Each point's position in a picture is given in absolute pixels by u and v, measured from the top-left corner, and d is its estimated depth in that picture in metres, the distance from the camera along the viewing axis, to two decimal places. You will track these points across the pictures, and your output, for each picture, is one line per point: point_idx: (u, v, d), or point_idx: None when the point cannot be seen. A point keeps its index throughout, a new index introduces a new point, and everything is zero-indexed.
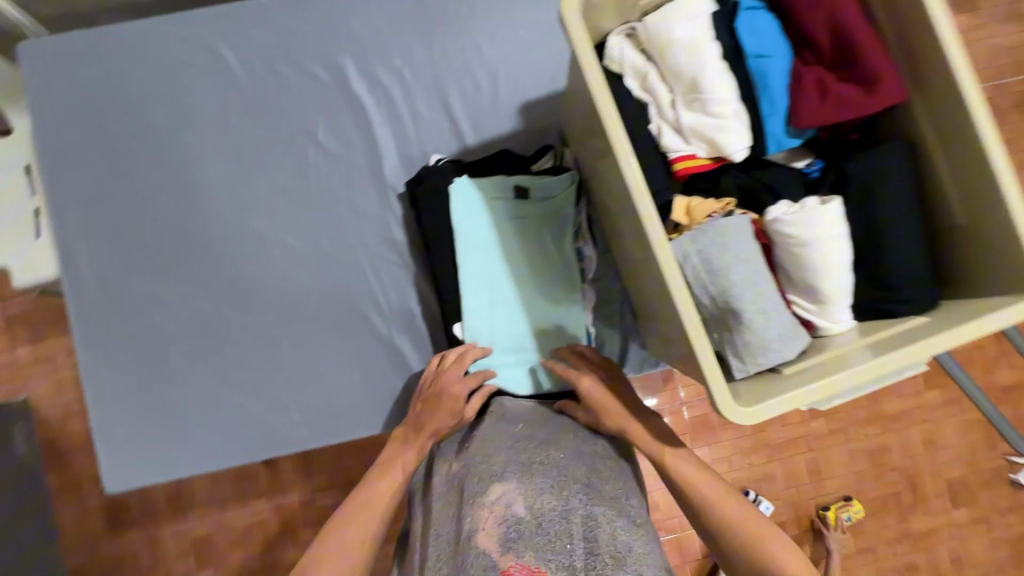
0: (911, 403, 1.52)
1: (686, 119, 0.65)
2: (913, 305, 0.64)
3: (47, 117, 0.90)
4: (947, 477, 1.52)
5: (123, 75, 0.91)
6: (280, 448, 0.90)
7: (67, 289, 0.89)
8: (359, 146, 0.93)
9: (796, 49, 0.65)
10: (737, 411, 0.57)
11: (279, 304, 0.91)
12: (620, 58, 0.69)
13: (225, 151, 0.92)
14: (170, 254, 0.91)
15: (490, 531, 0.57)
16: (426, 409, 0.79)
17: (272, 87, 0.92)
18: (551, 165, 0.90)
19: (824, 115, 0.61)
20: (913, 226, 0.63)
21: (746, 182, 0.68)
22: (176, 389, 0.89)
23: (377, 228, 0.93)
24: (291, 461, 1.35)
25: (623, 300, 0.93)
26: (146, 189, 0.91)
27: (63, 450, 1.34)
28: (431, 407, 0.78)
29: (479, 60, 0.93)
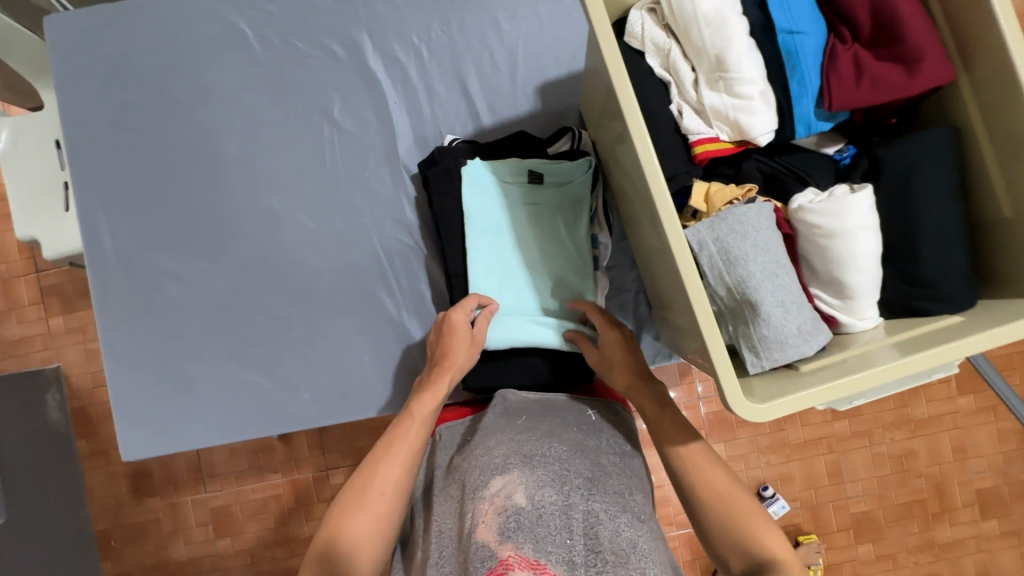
0: (942, 408, 1.45)
1: (709, 99, 0.62)
2: (949, 304, 0.59)
3: (71, 91, 0.92)
4: (978, 487, 1.45)
5: (144, 50, 0.92)
6: (289, 425, 0.91)
7: (88, 261, 0.91)
8: (374, 124, 0.92)
9: (832, 26, 0.61)
10: (749, 408, 0.54)
11: (292, 282, 0.92)
12: (641, 34, 0.65)
13: (242, 128, 0.92)
14: (187, 229, 0.92)
15: (489, 523, 0.55)
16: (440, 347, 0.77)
17: (289, 63, 0.92)
18: (567, 148, 0.87)
19: (858, 98, 0.58)
20: (953, 219, 0.58)
21: (770, 169, 0.65)
22: (191, 363, 0.91)
23: (390, 209, 0.92)
24: (305, 437, 1.38)
25: (637, 289, 0.91)
26: (167, 164, 0.92)
27: (92, 417, 1.39)
28: (443, 344, 0.77)
29: (498, 38, 0.91)
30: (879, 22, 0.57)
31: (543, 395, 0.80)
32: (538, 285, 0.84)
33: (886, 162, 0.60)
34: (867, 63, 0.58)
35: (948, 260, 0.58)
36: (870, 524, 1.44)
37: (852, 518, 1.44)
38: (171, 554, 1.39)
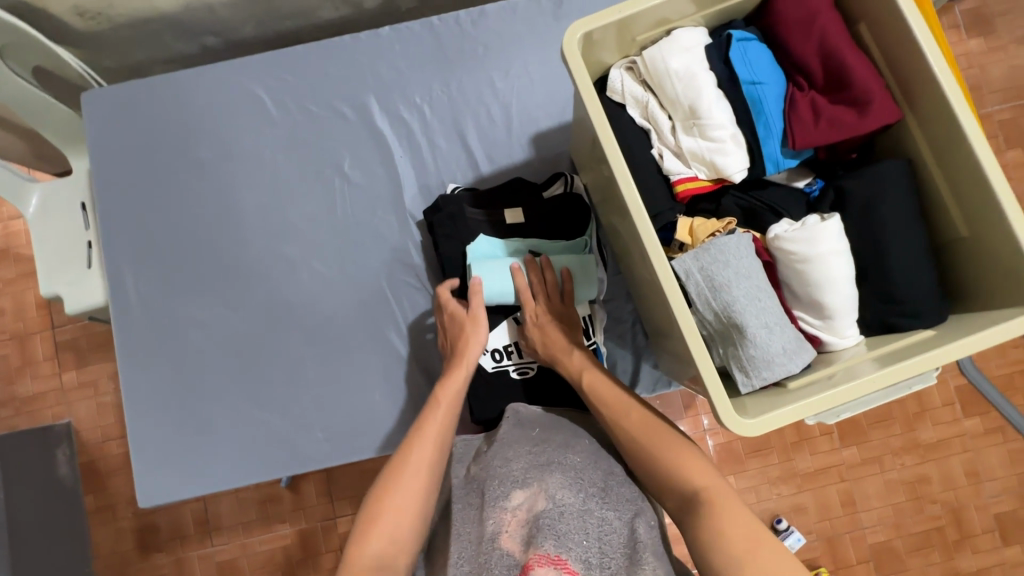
0: (950, 432, 1.45)
1: (686, 143, 0.68)
2: (923, 320, 0.64)
3: (104, 158, 1.00)
4: (996, 512, 1.43)
5: (170, 118, 1.01)
6: (303, 465, 0.93)
7: (114, 312, 0.97)
8: (381, 177, 0.99)
9: (790, 75, 0.68)
10: (743, 423, 0.58)
11: (305, 325, 0.96)
12: (621, 89, 0.72)
13: (259, 185, 0.99)
14: (207, 279, 0.98)
15: (512, 532, 0.59)
16: (454, 327, 0.86)
17: (304, 125, 1.00)
18: (560, 192, 0.93)
19: (818, 136, 0.64)
20: (917, 243, 0.64)
21: (747, 204, 0.71)
22: (208, 407, 0.95)
23: (397, 253, 0.98)
24: (314, 485, 1.38)
25: (634, 319, 0.96)
26: (187, 220, 0.99)
27: (100, 471, 1.40)
28: (457, 328, 0.85)
29: (493, 96, 1.00)
30: (829, 71, 0.65)
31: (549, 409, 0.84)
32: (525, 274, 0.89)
33: (851, 193, 0.66)
34: (824, 106, 0.65)
35: (917, 279, 0.63)
36: (888, 554, 1.42)
37: (870, 549, 1.42)
38: None
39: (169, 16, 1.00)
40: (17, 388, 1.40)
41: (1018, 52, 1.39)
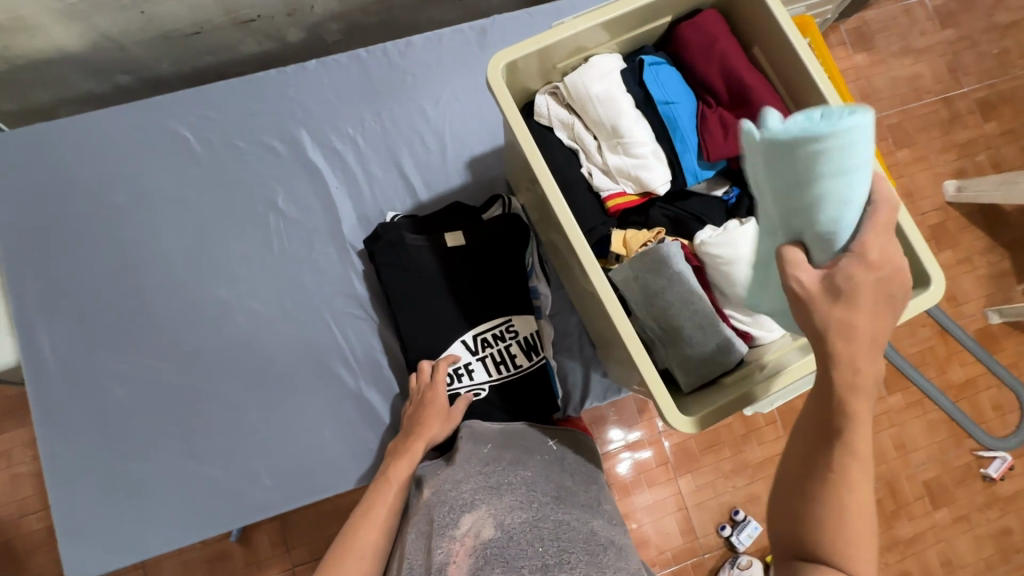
0: (877, 409, 1.57)
1: (613, 161, 0.73)
2: None
3: (8, 207, 0.93)
4: (924, 479, 1.55)
5: (84, 162, 0.95)
6: (253, 516, 0.88)
7: (28, 373, 0.89)
8: (317, 209, 0.98)
9: (699, 95, 0.74)
10: (686, 421, 0.61)
11: (246, 368, 0.92)
12: (547, 114, 0.76)
13: (186, 225, 0.95)
14: (134, 328, 0.92)
15: (460, 562, 0.57)
16: (418, 414, 0.83)
17: (231, 161, 0.98)
18: (499, 213, 0.96)
19: (728, 148, 0.70)
20: None
21: (674, 214, 0.76)
22: (141, 466, 0.88)
23: (339, 285, 0.96)
24: (269, 535, 1.30)
25: (581, 331, 0.99)
26: (107, 267, 0.93)
27: (17, 551, 1.26)
28: (421, 413, 0.82)
29: (427, 124, 1.01)
30: (732, 90, 0.71)
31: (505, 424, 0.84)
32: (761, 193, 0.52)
33: None
34: (731, 121, 0.70)
35: None
36: None
37: None
38: None
39: (75, 56, 0.95)
40: None
41: (895, 64, 1.57)
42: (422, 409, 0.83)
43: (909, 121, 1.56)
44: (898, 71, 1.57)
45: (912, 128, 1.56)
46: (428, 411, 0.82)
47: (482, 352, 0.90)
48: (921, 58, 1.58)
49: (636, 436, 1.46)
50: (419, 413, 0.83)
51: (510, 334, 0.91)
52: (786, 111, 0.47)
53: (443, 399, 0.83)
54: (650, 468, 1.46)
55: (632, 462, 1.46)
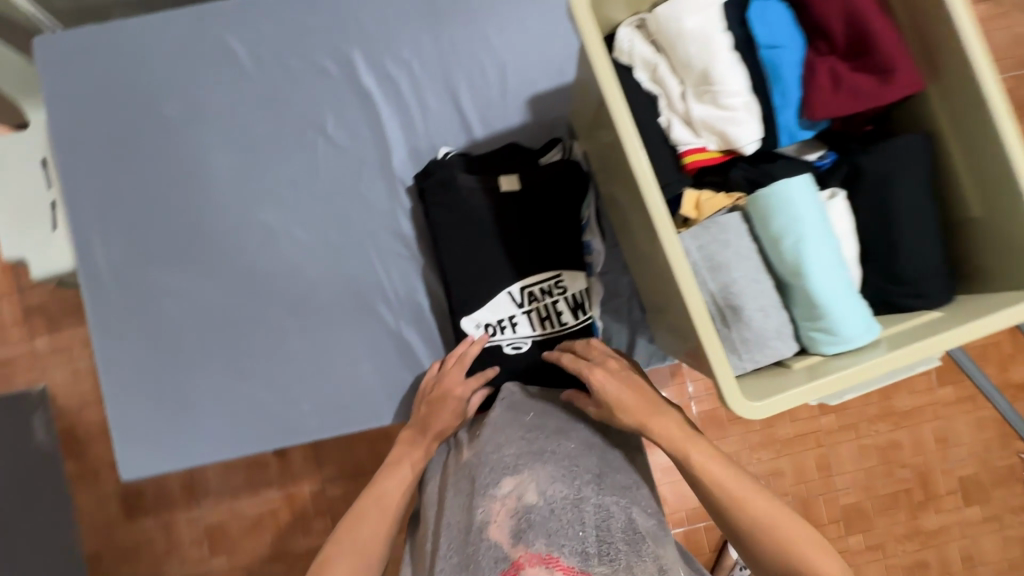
0: (923, 400, 1.49)
1: (697, 110, 0.65)
2: (928, 301, 0.63)
3: (61, 110, 0.92)
4: (960, 475, 1.49)
5: (136, 69, 0.92)
6: (290, 438, 0.91)
7: (83, 280, 0.91)
8: (367, 139, 0.93)
9: (809, 39, 0.64)
10: (747, 406, 0.57)
11: (289, 296, 0.92)
12: (629, 50, 0.68)
13: (236, 144, 0.93)
14: (184, 246, 0.92)
15: (502, 523, 0.58)
16: (431, 408, 0.80)
17: (282, 80, 0.93)
18: (559, 158, 0.89)
19: (837, 106, 0.61)
20: (930, 222, 0.62)
21: (755, 176, 0.67)
22: (188, 380, 0.91)
23: (386, 221, 0.93)
24: (302, 452, 1.37)
25: (631, 293, 0.94)
26: (159, 182, 0.92)
27: (78, 437, 1.37)
28: (434, 404, 0.80)
29: (488, 53, 0.93)
30: (853, 36, 0.61)
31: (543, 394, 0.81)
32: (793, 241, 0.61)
33: (867, 169, 0.63)
34: (845, 73, 0.61)
35: (926, 261, 0.62)
36: (857, 514, 1.46)
37: (841, 510, 1.46)
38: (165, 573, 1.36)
39: None
40: None
41: None
42: (436, 399, 0.81)
43: None
44: None
45: None
46: (442, 406, 0.80)
47: (529, 306, 0.87)
48: None
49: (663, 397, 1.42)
50: (432, 405, 0.80)
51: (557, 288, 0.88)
52: (798, 191, 0.60)
53: (457, 395, 0.81)
54: None
55: None
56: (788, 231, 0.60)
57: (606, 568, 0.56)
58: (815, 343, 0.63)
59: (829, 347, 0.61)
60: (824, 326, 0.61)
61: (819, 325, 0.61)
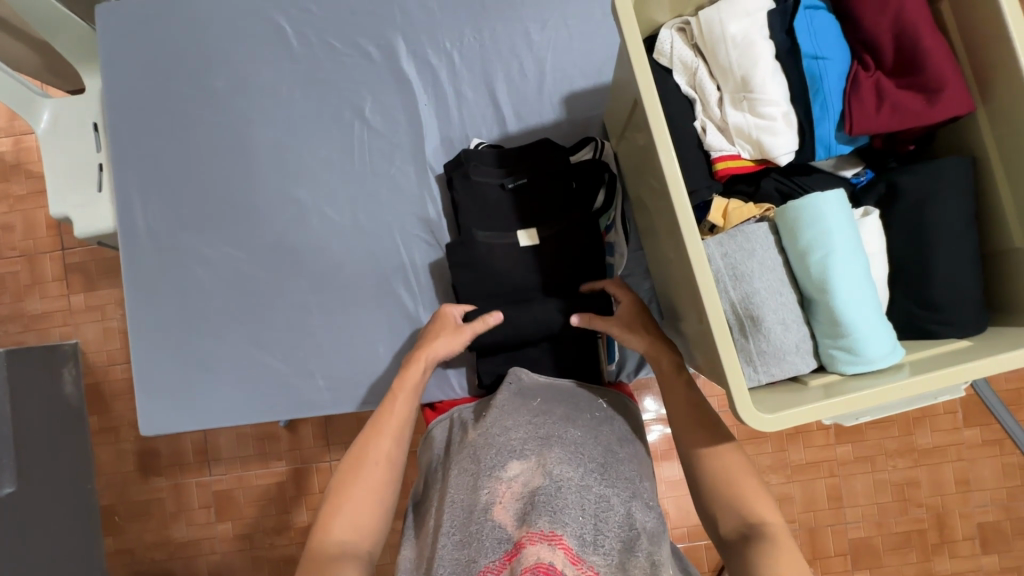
0: (947, 439, 1.42)
1: (732, 117, 0.64)
2: (959, 329, 0.61)
3: (117, 76, 0.96)
4: (980, 521, 1.41)
5: (189, 41, 0.96)
6: (302, 411, 0.93)
7: (122, 239, 0.95)
8: (402, 123, 0.95)
9: (855, 52, 0.63)
10: (757, 417, 0.56)
11: (313, 272, 0.94)
12: (669, 52, 0.67)
13: (275, 119, 0.95)
14: (218, 214, 0.95)
15: (506, 505, 0.58)
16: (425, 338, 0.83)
17: (325, 61, 0.95)
18: (589, 157, 0.90)
19: (879, 122, 0.59)
20: (967, 247, 0.60)
21: (788, 188, 0.67)
22: (210, 343, 0.94)
23: (414, 207, 0.95)
24: (312, 428, 1.40)
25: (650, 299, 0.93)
26: (200, 153, 0.96)
27: (104, 394, 1.42)
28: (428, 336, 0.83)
29: (528, 48, 0.94)
30: (901, 52, 0.59)
31: (552, 378, 0.83)
32: (821, 252, 0.59)
33: (903, 188, 0.62)
34: (890, 90, 0.60)
35: (960, 286, 0.60)
36: (867, 550, 1.41)
37: (849, 543, 1.41)
38: (173, 534, 1.41)
39: None
40: (26, 304, 1.41)
41: None
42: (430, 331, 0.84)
43: None
44: None
45: None
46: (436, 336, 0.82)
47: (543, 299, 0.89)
48: None
49: None
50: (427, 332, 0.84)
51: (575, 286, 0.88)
52: (831, 201, 0.60)
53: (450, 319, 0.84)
54: None
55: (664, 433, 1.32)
56: (819, 243, 0.59)
57: (601, 558, 0.55)
58: (834, 361, 0.61)
59: (848, 365, 0.60)
60: (846, 344, 0.59)
61: (841, 342, 0.60)
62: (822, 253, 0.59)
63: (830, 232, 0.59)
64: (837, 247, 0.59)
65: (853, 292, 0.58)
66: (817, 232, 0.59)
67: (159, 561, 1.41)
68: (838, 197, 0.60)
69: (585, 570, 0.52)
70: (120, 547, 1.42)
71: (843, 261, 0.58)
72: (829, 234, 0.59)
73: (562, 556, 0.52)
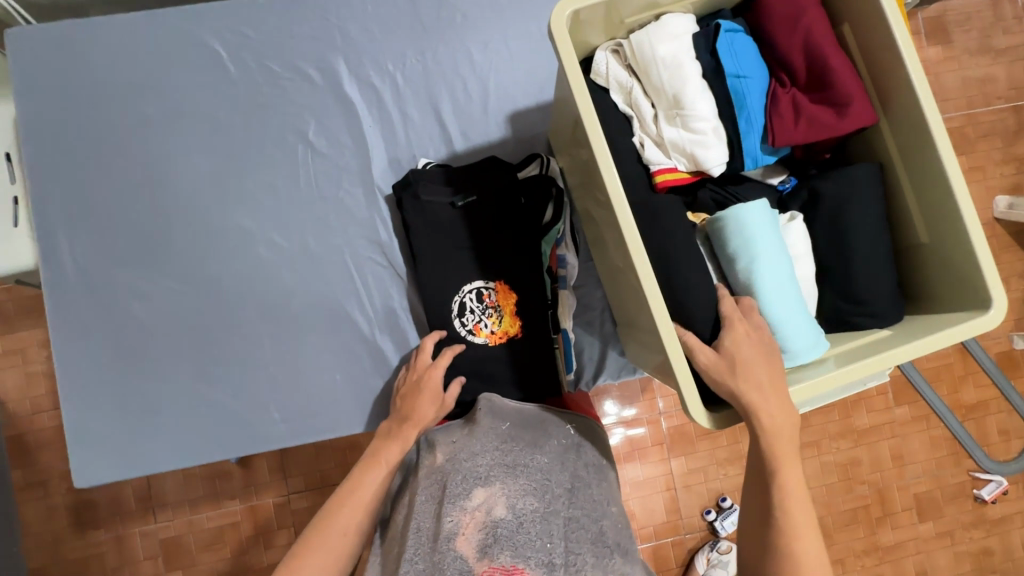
0: (881, 418, 1.53)
1: (668, 133, 0.67)
2: (880, 320, 0.67)
3: (33, 104, 0.90)
4: (915, 492, 1.53)
5: (114, 67, 0.91)
6: (258, 446, 0.89)
7: (46, 278, 0.88)
8: (348, 146, 0.94)
9: (773, 71, 0.68)
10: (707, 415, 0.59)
11: (262, 301, 0.91)
12: (606, 72, 0.70)
13: (213, 145, 0.92)
14: (154, 246, 0.90)
15: (469, 536, 0.59)
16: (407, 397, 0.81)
17: (264, 86, 0.93)
18: (535, 173, 0.92)
19: (798, 134, 0.64)
20: (880, 246, 0.66)
21: (722, 197, 0.71)
22: (152, 384, 0.89)
23: (363, 229, 0.93)
24: (267, 461, 1.34)
25: (604, 308, 0.96)
26: (131, 183, 0.91)
27: (27, 446, 1.31)
28: (411, 396, 0.81)
29: (471, 68, 0.95)
30: (812, 70, 0.65)
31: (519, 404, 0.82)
32: (746, 262, 0.63)
33: (823, 194, 0.67)
34: (805, 105, 0.65)
35: (878, 280, 0.66)
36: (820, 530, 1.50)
37: None
38: None
39: None
40: None
41: (969, 63, 1.38)
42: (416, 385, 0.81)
43: (1003, 122, 1.39)
44: (988, 67, 1.39)
45: (999, 133, 1.39)
46: (421, 393, 0.80)
47: (486, 309, 0.89)
48: (1000, 59, 1.39)
49: (632, 413, 1.39)
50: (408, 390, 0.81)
51: (497, 302, 0.89)
52: (756, 216, 0.63)
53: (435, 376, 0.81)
54: (645, 445, 1.40)
55: (624, 437, 1.39)
56: (743, 253, 0.64)
57: None
58: None
59: None
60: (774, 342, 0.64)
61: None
62: (748, 263, 0.63)
63: (755, 243, 0.63)
64: (761, 259, 0.63)
65: (778, 301, 0.63)
66: (742, 244, 0.63)
67: None
68: (761, 207, 0.63)
69: None
70: None
71: (765, 272, 0.63)
72: (752, 244, 0.63)
73: None
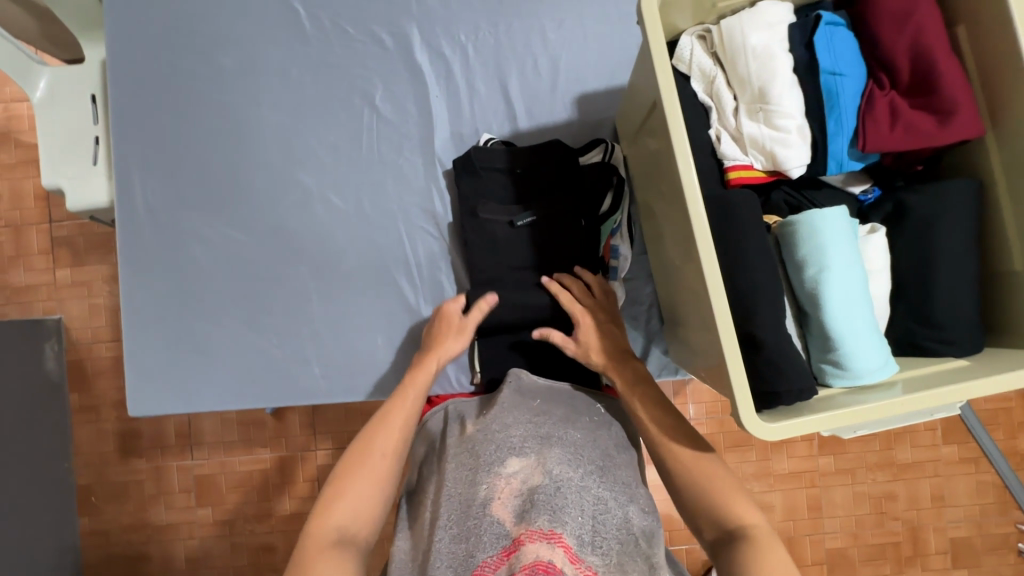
0: (925, 455, 1.45)
1: (747, 127, 0.64)
2: (956, 349, 0.62)
3: (123, 47, 0.94)
4: (952, 536, 1.45)
5: (199, 18, 0.94)
6: (296, 399, 0.92)
7: (119, 214, 0.93)
8: (412, 114, 0.94)
9: (870, 70, 0.64)
10: (759, 425, 0.56)
11: (315, 259, 0.93)
12: (689, 58, 0.68)
13: (284, 101, 0.94)
14: (220, 194, 0.94)
15: (505, 501, 0.60)
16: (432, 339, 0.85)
17: (337, 46, 0.94)
18: (598, 159, 0.90)
19: (892, 141, 0.60)
20: (968, 270, 0.61)
21: (797, 202, 0.67)
22: (207, 327, 0.93)
23: (419, 199, 0.94)
24: (298, 417, 1.38)
25: (653, 304, 0.94)
26: (203, 132, 0.94)
27: (85, 372, 1.39)
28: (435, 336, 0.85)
29: (544, 46, 0.93)
30: (917, 73, 0.60)
31: (551, 381, 0.82)
32: (813, 267, 0.60)
33: (911, 208, 0.63)
34: (904, 110, 0.60)
35: (959, 306, 0.61)
36: (843, 560, 1.44)
37: (826, 553, 1.44)
38: (150, 517, 1.39)
39: None
40: (9, 277, 1.38)
41: None
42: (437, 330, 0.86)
43: None
44: None
45: None
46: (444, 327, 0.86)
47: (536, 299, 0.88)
48: None
49: None
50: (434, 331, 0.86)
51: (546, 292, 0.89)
52: (829, 219, 0.60)
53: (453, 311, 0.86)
54: None
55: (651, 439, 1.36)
56: (813, 259, 0.60)
57: (599, 558, 0.57)
58: (823, 373, 0.63)
59: (835, 379, 0.62)
60: (835, 358, 0.61)
61: (830, 356, 0.61)
62: (814, 267, 0.60)
63: (826, 247, 0.59)
64: (829, 264, 0.59)
65: (845, 313, 0.59)
66: (812, 248, 0.60)
67: (135, 544, 1.39)
68: (836, 212, 0.60)
69: (583, 568, 0.54)
70: (93, 529, 1.39)
71: (832, 280, 0.59)
72: (821, 247, 0.60)
73: (562, 553, 0.53)
